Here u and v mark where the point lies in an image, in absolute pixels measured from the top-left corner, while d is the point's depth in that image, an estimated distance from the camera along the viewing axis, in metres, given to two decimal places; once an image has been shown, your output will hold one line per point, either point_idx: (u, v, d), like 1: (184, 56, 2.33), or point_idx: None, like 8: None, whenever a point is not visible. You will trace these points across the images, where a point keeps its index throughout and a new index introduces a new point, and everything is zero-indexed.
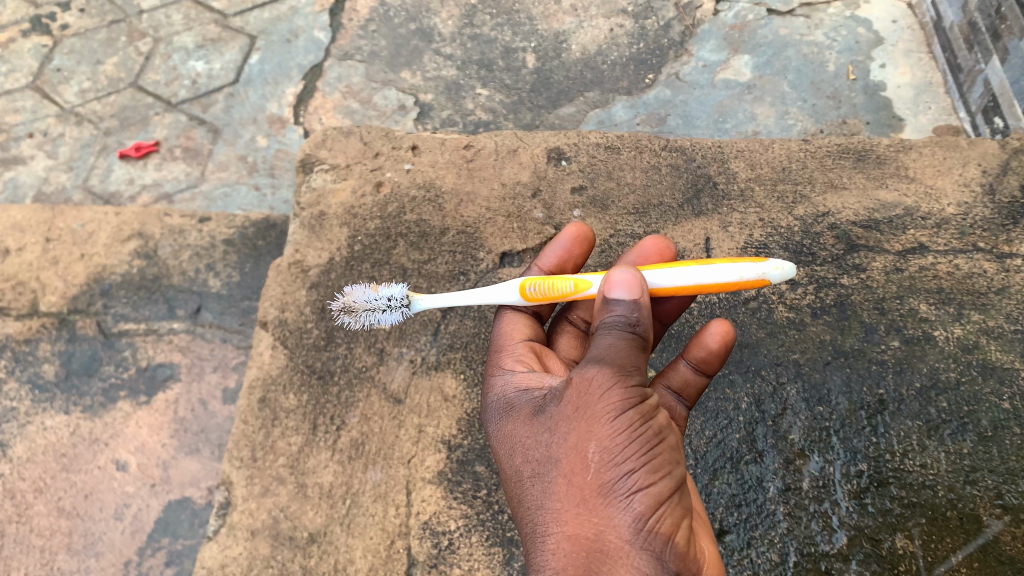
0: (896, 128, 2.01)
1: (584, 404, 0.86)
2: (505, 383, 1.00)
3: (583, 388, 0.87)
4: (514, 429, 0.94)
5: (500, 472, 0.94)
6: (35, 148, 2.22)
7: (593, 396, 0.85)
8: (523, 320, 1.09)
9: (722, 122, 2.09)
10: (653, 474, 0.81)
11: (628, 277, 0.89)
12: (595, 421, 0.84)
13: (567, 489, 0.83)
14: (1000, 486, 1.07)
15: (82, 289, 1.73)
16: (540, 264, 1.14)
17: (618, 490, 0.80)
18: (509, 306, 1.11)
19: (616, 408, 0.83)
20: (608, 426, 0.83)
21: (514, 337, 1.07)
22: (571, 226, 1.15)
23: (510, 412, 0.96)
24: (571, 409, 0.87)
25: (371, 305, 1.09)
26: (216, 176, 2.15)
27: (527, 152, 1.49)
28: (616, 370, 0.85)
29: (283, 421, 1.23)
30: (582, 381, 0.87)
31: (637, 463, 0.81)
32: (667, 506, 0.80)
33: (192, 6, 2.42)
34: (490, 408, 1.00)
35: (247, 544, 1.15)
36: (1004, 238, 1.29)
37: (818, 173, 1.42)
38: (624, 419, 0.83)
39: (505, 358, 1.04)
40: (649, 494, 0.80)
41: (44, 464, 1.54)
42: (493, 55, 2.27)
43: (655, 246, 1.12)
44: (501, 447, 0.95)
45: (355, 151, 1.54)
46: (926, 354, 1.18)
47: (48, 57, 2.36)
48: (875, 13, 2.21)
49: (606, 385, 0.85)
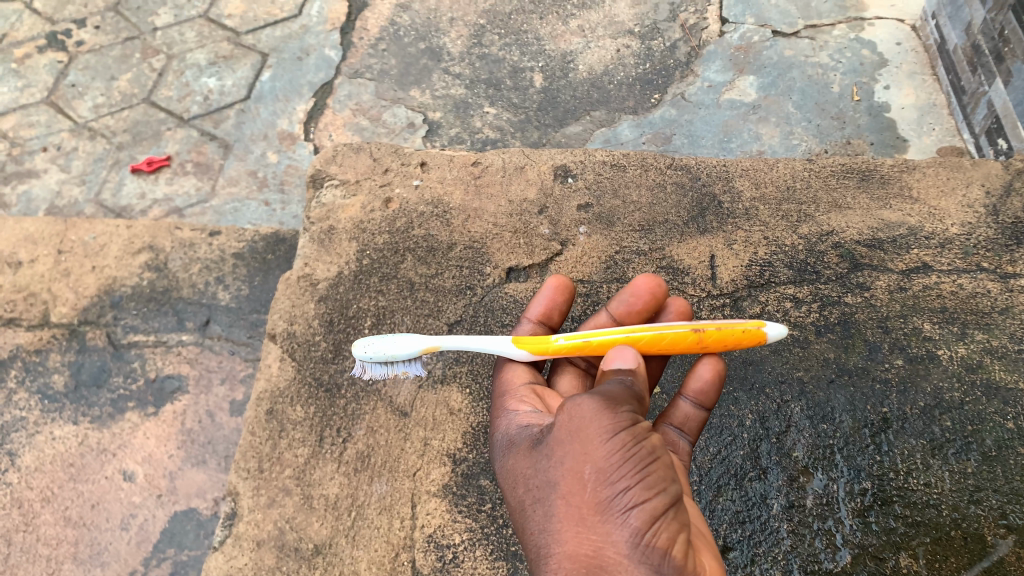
0: (900, 149, 2.03)
1: (578, 429, 0.87)
2: (509, 422, 1.02)
3: (576, 413, 0.88)
4: (515, 461, 0.95)
5: (506, 503, 0.95)
6: (48, 161, 2.26)
7: (587, 421, 0.87)
8: (522, 365, 1.13)
9: (727, 141, 2.12)
10: (649, 490, 0.82)
11: (622, 350, 0.97)
12: (589, 443, 0.85)
13: (566, 510, 0.84)
14: (1004, 506, 1.08)
15: (93, 300, 1.76)
16: (528, 316, 1.18)
17: (614, 507, 0.81)
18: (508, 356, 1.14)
19: (608, 431, 0.84)
20: (601, 447, 0.84)
21: (516, 381, 1.10)
22: (552, 277, 1.19)
23: (512, 448, 0.98)
24: (565, 434, 0.88)
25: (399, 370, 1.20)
26: (226, 191, 2.18)
27: (534, 169, 1.52)
28: (607, 399, 0.87)
29: (290, 432, 1.24)
30: (575, 408, 0.88)
31: (632, 480, 0.81)
32: (665, 520, 0.81)
33: (206, 24, 2.48)
34: (495, 448, 1.02)
35: (252, 555, 1.16)
36: (1007, 258, 1.30)
37: (821, 192, 1.43)
38: (617, 440, 0.84)
39: (508, 400, 1.07)
40: (645, 509, 0.80)
41: (52, 474, 1.55)
42: (501, 74, 2.31)
43: (648, 285, 1.16)
44: (505, 480, 0.96)
45: (365, 167, 1.56)
46: (930, 373, 1.19)
47: (63, 73, 2.41)
48: (878, 35, 2.24)
49: (598, 411, 0.86)
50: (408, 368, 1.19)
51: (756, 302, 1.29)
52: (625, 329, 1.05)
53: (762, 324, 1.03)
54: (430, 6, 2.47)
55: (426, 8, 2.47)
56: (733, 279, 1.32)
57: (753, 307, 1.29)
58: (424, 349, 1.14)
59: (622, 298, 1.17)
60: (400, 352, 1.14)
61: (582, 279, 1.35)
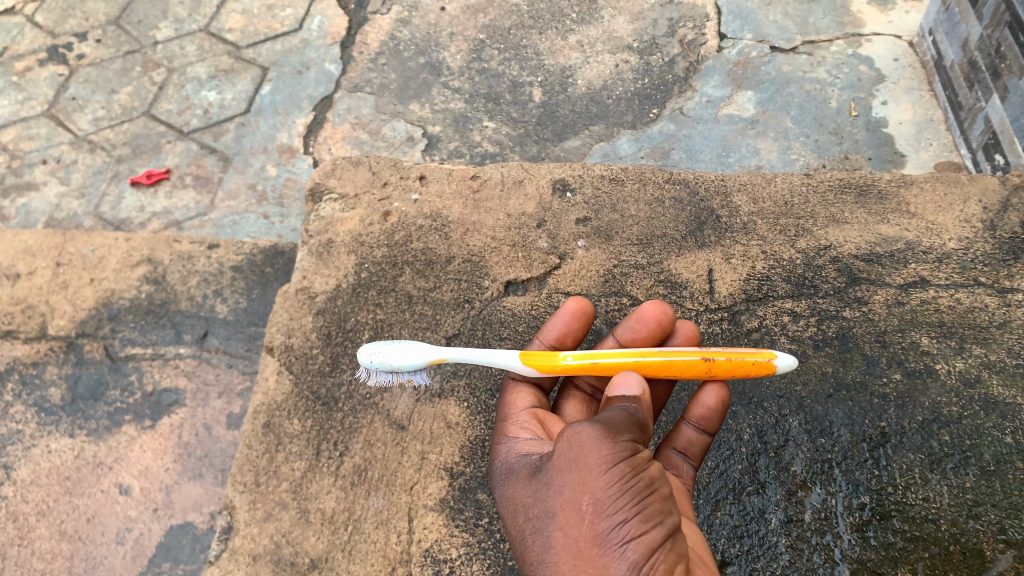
0: (897, 164, 2.05)
1: (577, 459, 0.86)
2: (510, 450, 1.02)
3: (575, 444, 0.88)
4: (515, 490, 0.95)
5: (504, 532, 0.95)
6: (47, 174, 2.26)
7: (586, 450, 0.86)
8: (526, 388, 1.13)
9: (725, 156, 2.13)
10: (646, 523, 0.82)
11: (626, 377, 0.98)
12: (588, 474, 0.85)
13: (564, 542, 0.84)
14: (1003, 520, 1.08)
15: (90, 313, 1.76)
16: (543, 336, 1.19)
17: (611, 540, 0.81)
18: (512, 377, 1.15)
19: (607, 461, 0.84)
20: (600, 479, 0.84)
21: (519, 406, 1.11)
22: (573, 301, 1.18)
23: (512, 476, 0.97)
24: (564, 464, 0.88)
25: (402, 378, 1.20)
26: (226, 204, 2.19)
27: (533, 183, 1.52)
28: (607, 428, 0.87)
29: (286, 446, 1.24)
30: (575, 437, 0.88)
31: (629, 513, 0.82)
32: (662, 553, 0.81)
33: (206, 38, 2.50)
34: (495, 476, 1.02)
35: (248, 569, 1.15)
36: (1004, 273, 1.31)
37: (819, 208, 1.44)
38: (615, 472, 0.84)
39: (510, 427, 1.07)
40: (643, 542, 0.80)
41: (47, 487, 1.55)
42: (501, 89, 2.33)
43: (655, 313, 1.15)
44: (503, 509, 0.96)
45: (364, 180, 1.57)
46: (928, 388, 1.19)
47: (64, 86, 2.42)
48: (876, 51, 2.26)
49: (597, 440, 0.86)
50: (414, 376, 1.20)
51: (754, 316, 1.29)
52: (635, 353, 1.05)
53: (773, 355, 1.03)
54: (430, 21, 2.49)
55: (426, 23, 2.49)
56: (732, 293, 1.32)
57: (750, 320, 1.29)
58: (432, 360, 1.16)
59: (629, 324, 1.17)
60: (406, 363, 1.15)
61: (580, 293, 1.36)
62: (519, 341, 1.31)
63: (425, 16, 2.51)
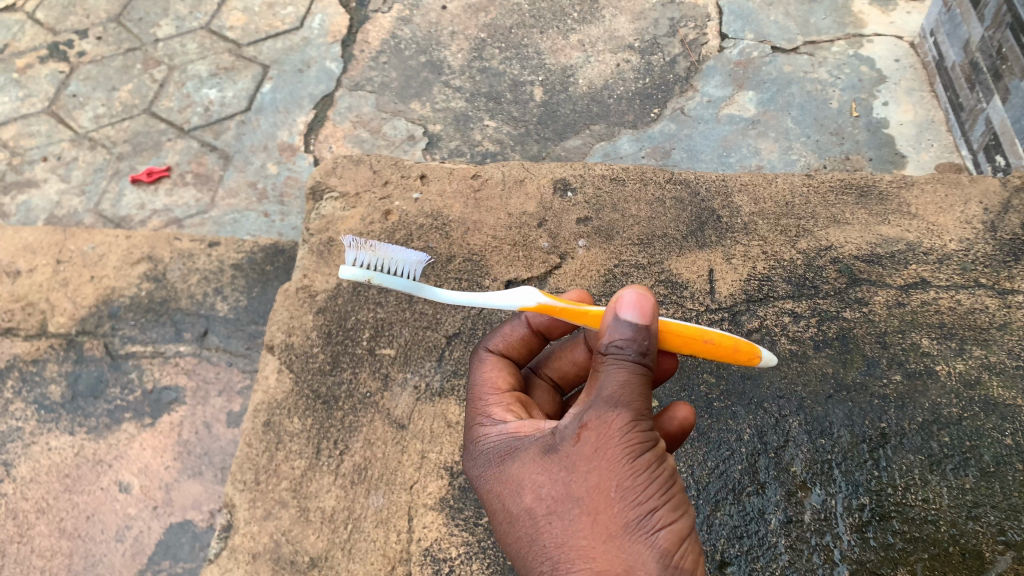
0: (898, 165, 2.05)
1: (602, 443, 0.83)
2: (503, 429, 0.95)
3: (601, 428, 0.84)
4: (521, 468, 0.89)
5: (501, 512, 0.89)
6: (48, 171, 2.26)
7: (614, 435, 0.83)
8: (505, 367, 1.07)
9: (726, 156, 2.13)
10: (674, 511, 0.81)
11: (637, 298, 0.88)
12: (616, 460, 0.82)
13: (590, 527, 0.80)
14: (1002, 522, 1.08)
15: (90, 310, 1.75)
16: (529, 320, 1.08)
17: (642, 528, 0.79)
18: (487, 349, 1.09)
19: (637, 447, 0.82)
20: (629, 465, 0.81)
21: (498, 387, 1.04)
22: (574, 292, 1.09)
23: (514, 454, 0.91)
24: (589, 448, 0.84)
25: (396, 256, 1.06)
26: (226, 203, 2.19)
27: (534, 182, 1.52)
28: (635, 410, 0.84)
29: (287, 444, 1.24)
30: (601, 419, 0.84)
31: (659, 501, 0.81)
32: (689, 541, 0.81)
33: (207, 35, 2.49)
34: (481, 453, 0.96)
35: (248, 567, 1.15)
36: (1005, 274, 1.31)
37: (820, 208, 1.44)
38: (644, 459, 0.82)
39: (491, 407, 1.00)
40: (673, 531, 0.80)
41: (47, 485, 1.55)
42: (502, 88, 2.33)
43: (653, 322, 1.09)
44: (505, 488, 0.89)
45: (365, 179, 1.57)
46: (928, 389, 1.19)
47: (64, 83, 2.42)
48: (877, 52, 2.26)
49: (626, 425, 0.83)
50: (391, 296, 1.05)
51: (754, 317, 1.29)
52: None
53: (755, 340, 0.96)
54: (431, 20, 2.49)
55: (427, 22, 2.48)
56: (732, 293, 1.33)
57: (751, 321, 1.29)
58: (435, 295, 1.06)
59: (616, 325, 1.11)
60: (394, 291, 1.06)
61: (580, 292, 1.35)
62: None
63: (426, 15, 2.50)
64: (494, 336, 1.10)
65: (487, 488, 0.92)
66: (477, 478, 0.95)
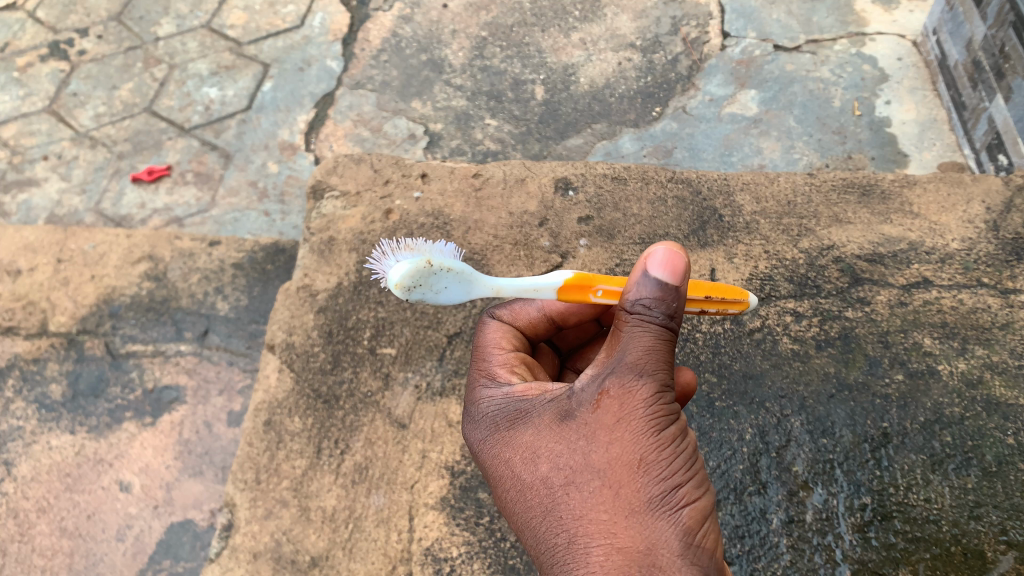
0: (901, 164, 2.04)
1: (626, 413, 0.82)
2: (511, 394, 0.95)
3: (624, 397, 0.82)
4: (536, 437, 0.88)
5: (514, 480, 0.88)
6: (48, 170, 2.26)
7: (638, 405, 0.82)
8: (510, 329, 1.07)
9: (727, 155, 2.12)
10: (697, 488, 0.81)
11: (669, 256, 0.86)
12: (640, 432, 0.81)
13: (612, 501, 0.79)
14: (1005, 521, 1.07)
15: (91, 309, 1.75)
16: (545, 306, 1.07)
17: (666, 505, 0.78)
18: (492, 315, 1.09)
19: (661, 420, 0.81)
20: (653, 439, 0.81)
21: (502, 346, 1.04)
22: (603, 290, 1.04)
23: (528, 421, 0.90)
24: (611, 418, 0.82)
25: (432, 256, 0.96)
26: (226, 202, 2.19)
27: (535, 181, 1.52)
28: (659, 380, 0.83)
29: (288, 443, 1.24)
30: (624, 389, 0.83)
31: (682, 478, 0.80)
32: (710, 520, 0.81)
33: (207, 34, 2.49)
34: (490, 416, 0.95)
35: (248, 566, 1.15)
36: (1007, 273, 1.31)
37: (822, 208, 1.44)
38: (668, 433, 0.81)
39: (496, 369, 1.01)
40: (695, 509, 0.79)
41: (47, 484, 1.55)
42: (503, 86, 2.33)
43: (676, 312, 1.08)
44: (520, 456, 0.88)
45: (366, 178, 1.56)
46: (930, 389, 1.18)
47: (65, 82, 2.42)
48: (879, 51, 2.25)
49: (650, 396, 0.82)
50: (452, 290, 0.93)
51: (756, 316, 1.28)
52: None
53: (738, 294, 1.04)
54: (432, 18, 2.49)
55: (428, 20, 2.48)
56: None
57: (753, 320, 1.28)
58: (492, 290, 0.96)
59: None
60: (446, 300, 0.93)
61: None
62: None
63: (427, 13, 2.50)
64: (504, 306, 1.09)
65: (500, 455, 0.91)
66: (488, 443, 0.93)
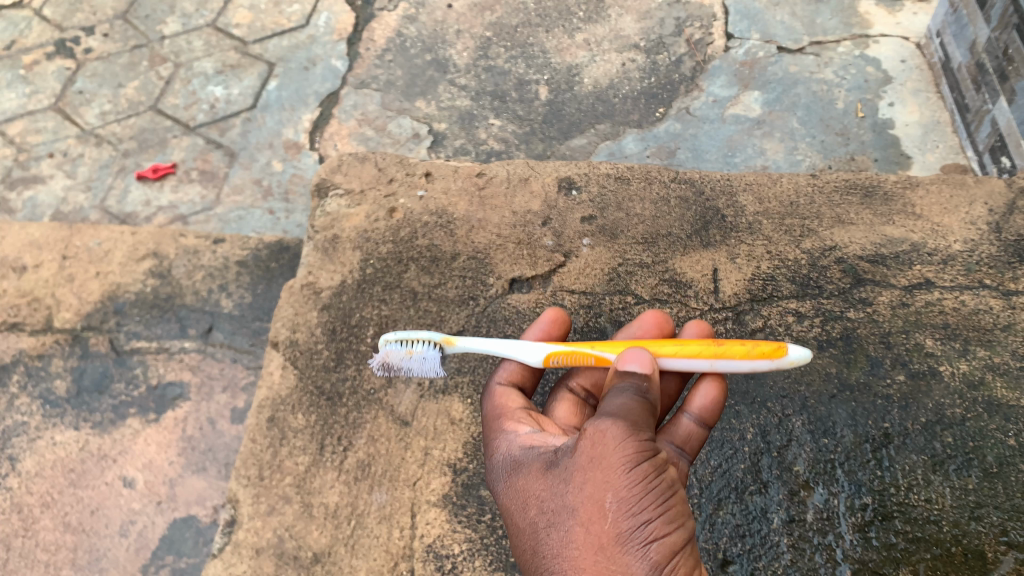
0: (904, 165, 2.04)
1: (598, 453, 0.84)
2: (511, 444, 0.98)
3: (598, 440, 0.85)
4: (526, 482, 0.90)
5: (508, 526, 0.90)
6: (54, 167, 2.27)
7: (610, 447, 0.84)
8: (516, 392, 1.10)
9: (731, 156, 2.13)
10: (669, 524, 0.81)
11: (640, 353, 0.96)
12: (611, 470, 0.82)
13: (584, 538, 0.80)
14: (1005, 522, 1.08)
15: (96, 306, 1.76)
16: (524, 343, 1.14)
17: (634, 540, 0.79)
18: (497, 381, 1.11)
19: (631, 458, 0.83)
20: (623, 476, 0.82)
21: (511, 407, 1.06)
22: (549, 311, 1.17)
23: (520, 469, 0.93)
24: (586, 459, 0.85)
25: (410, 366, 1.17)
26: (231, 200, 2.19)
27: (538, 180, 1.52)
28: (631, 425, 0.86)
29: (291, 440, 1.24)
30: (598, 433, 0.86)
31: (653, 514, 0.80)
32: (683, 557, 0.80)
33: (213, 33, 2.50)
34: (494, 467, 0.98)
35: (252, 562, 1.15)
36: (1010, 275, 1.31)
37: (825, 208, 1.44)
38: (639, 470, 0.82)
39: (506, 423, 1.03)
40: (665, 544, 0.79)
41: (52, 479, 1.56)
42: (507, 86, 2.33)
43: (655, 320, 1.16)
44: (512, 502, 0.91)
45: (370, 177, 1.57)
46: (932, 390, 1.19)
47: (71, 80, 2.43)
48: (884, 52, 2.26)
49: (622, 437, 0.84)
50: (422, 347, 1.14)
51: (758, 316, 1.29)
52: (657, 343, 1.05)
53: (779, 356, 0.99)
54: (437, 18, 2.49)
55: (433, 20, 2.49)
56: (736, 292, 1.32)
57: (755, 320, 1.29)
58: (445, 343, 1.14)
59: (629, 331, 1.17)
60: (424, 335, 1.14)
61: (584, 291, 1.35)
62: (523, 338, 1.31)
63: (432, 13, 2.51)
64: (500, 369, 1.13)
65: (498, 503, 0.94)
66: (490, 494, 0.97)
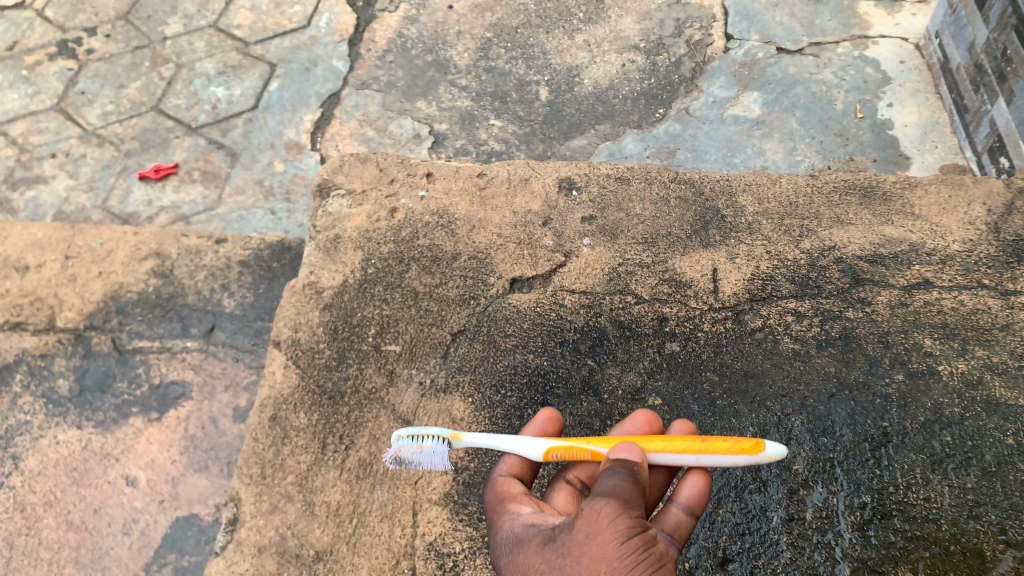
0: (902, 166, 2.05)
1: (593, 527, 0.82)
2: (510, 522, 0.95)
3: (592, 516, 0.84)
4: (523, 558, 0.87)
5: None
6: (56, 167, 2.28)
7: (604, 522, 0.82)
8: (515, 480, 1.03)
9: (731, 156, 2.13)
10: None
11: (631, 444, 0.95)
12: (605, 544, 0.80)
13: None
14: (1003, 521, 1.09)
15: (98, 306, 1.77)
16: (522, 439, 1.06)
17: None
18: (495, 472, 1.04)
19: (624, 532, 0.81)
20: (617, 550, 0.80)
21: (512, 492, 1.00)
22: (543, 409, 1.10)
23: (518, 545, 0.90)
24: (581, 534, 0.83)
25: (420, 460, 1.11)
26: (233, 200, 2.20)
27: (539, 181, 1.53)
28: (623, 501, 0.85)
29: (293, 439, 1.25)
30: (592, 510, 0.84)
31: None
32: None
33: (214, 34, 2.51)
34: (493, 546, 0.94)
35: (254, 560, 1.15)
36: (1008, 275, 1.32)
37: (824, 209, 1.45)
38: (632, 543, 0.81)
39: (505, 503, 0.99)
40: None
41: (55, 478, 1.57)
42: (507, 87, 2.34)
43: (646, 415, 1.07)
44: None
45: (372, 177, 1.58)
46: (930, 389, 1.19)
47: (73, 81, 2.44)
48: (883, 53, 2.26)
49: (615, 513, 0.83)
50: (432, 440, 1.08)
51: (758, 316, 1.30)
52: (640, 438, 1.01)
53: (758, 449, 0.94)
54: (438, 19, 2.50)
55: (433, 21, 2.50)
56: (735, 292, 1.33)
57: (755, 320, 1.29)
58: (453, 437, 1.08)
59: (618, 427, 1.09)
60: (433, 429, 1.09)
61: (584, 291, 1.36)
62: (524, 338, 1.31)
63: (433, 14, 2.52)
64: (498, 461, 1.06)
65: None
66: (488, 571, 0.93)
